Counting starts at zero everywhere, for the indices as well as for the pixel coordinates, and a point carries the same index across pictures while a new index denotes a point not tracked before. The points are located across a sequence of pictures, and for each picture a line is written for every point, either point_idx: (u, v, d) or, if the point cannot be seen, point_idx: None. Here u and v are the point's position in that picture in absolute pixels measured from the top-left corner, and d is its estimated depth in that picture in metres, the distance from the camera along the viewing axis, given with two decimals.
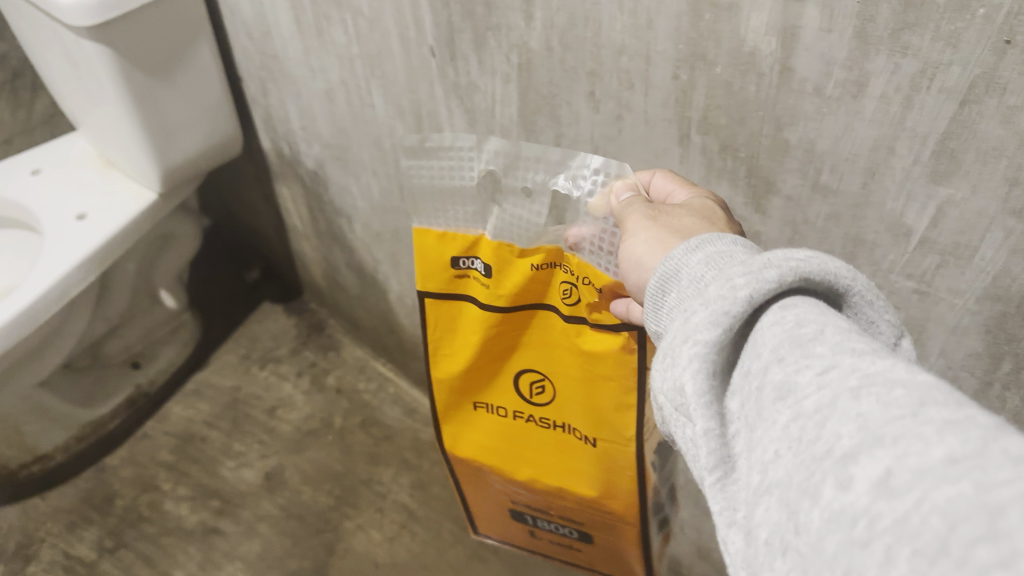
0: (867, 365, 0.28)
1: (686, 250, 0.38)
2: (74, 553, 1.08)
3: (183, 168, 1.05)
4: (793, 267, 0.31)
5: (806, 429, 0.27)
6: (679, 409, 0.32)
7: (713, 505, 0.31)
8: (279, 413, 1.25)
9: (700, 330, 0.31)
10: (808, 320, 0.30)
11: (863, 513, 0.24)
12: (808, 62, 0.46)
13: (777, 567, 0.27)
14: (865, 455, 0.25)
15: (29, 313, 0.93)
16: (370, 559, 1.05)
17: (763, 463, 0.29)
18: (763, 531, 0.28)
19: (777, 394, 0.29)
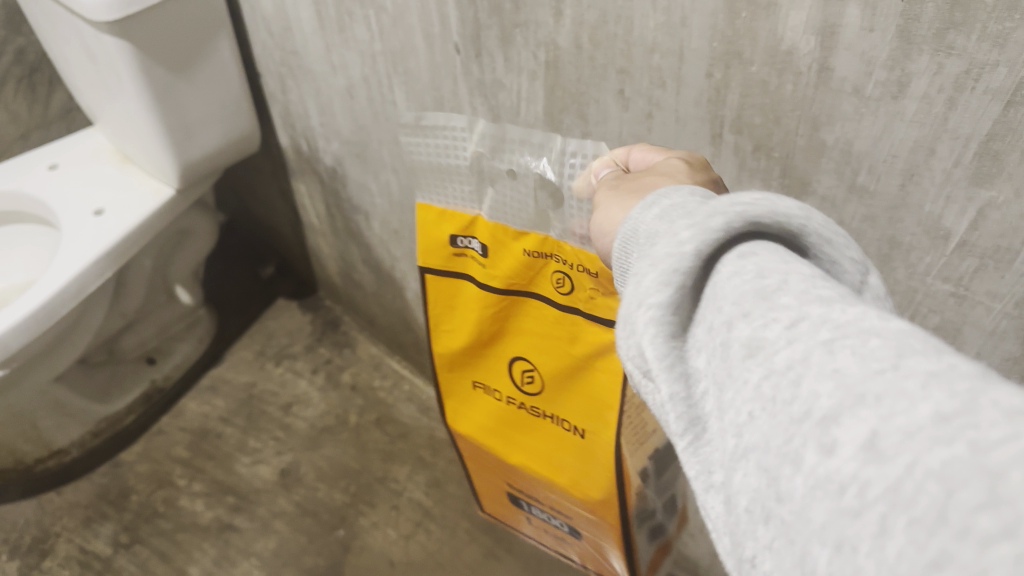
0: (839, 314, 0.23)
1: (642, 207, 0.32)
2: (89, 548, 1.08)
3: (201, 164, 1.05)
4: (742, 211, 0.26)
5: (779, 388, 0.23)
6: (643, 376, 0.28)
7: (689, 470, 0.26)
8: (295, 409, 1.24)
9: (650, 292, 0.26)
10: (771, 269, 0.25)
11: (850, 480, 0.20)
12: (847, 61, 0.44)
13: (759, 535, 0.23)
14: (847, 416, 0.20)
15: (46, 308, 0.93)
16: (385, 557, 1.05)
17: (737, 426, 0.24)
18: (743, 498, 0.23)
19: (747, 350, 0.24)
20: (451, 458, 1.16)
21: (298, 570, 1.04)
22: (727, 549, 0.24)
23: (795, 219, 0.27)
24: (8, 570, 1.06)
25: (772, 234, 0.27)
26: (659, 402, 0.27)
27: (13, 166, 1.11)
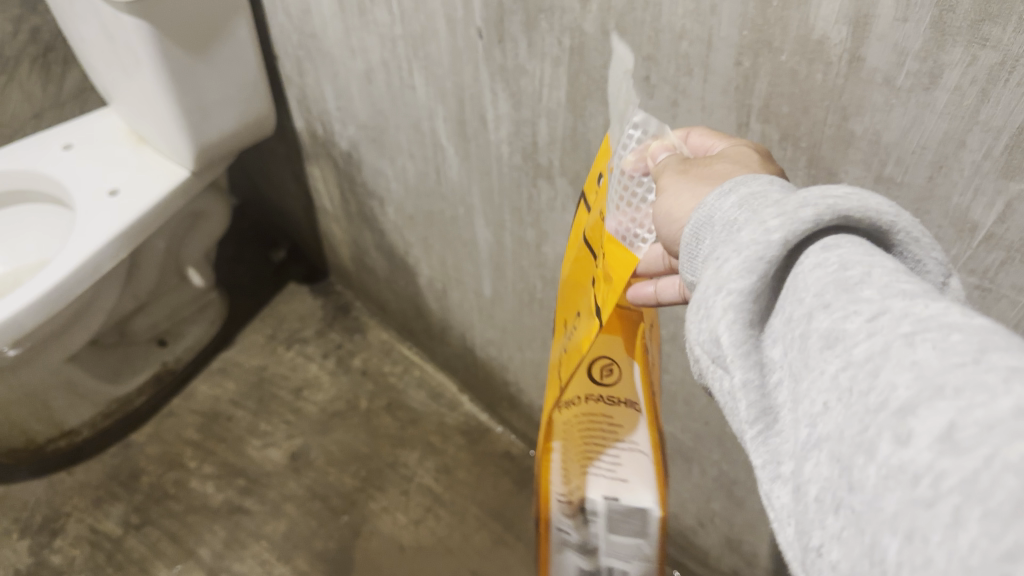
0: (920, 309, 0.23)
1: (718, 194, 0.32)
2: (100, 528, 1.09)
3: (217, 146, 1.05)
4: (831, 204, 0.26)
5: (857, 379, 0.23)
6: (714, 363, 0.27)
7: (755, 459, 0.26)
8: (305, 393, 1.25)
9: (731, 278, 0.26)
10: (854, 262, 0.25)
11: (925, 471, 0.20)
12: (879, 52, 0.44)
13: (827, 526, 0.23)
14: (925, 408, 0.20)
15: (61, 288, 0.93)
16: (395, 541, 1.05)
17: (811, 416, 0.24)
18: (814, 487, 0.23)
19: (824, 342, 0.24)
20: (461, 445, 1.16)
21: (308, 553, 1.05)
22: (790, 538, 0.24)
23: (889, 217, 0.27)
24: (20, 549, 1.07)
25: (860, 231, 0.27)
26: (729, 389, 0.27)
27: (27, 146, 1.11)
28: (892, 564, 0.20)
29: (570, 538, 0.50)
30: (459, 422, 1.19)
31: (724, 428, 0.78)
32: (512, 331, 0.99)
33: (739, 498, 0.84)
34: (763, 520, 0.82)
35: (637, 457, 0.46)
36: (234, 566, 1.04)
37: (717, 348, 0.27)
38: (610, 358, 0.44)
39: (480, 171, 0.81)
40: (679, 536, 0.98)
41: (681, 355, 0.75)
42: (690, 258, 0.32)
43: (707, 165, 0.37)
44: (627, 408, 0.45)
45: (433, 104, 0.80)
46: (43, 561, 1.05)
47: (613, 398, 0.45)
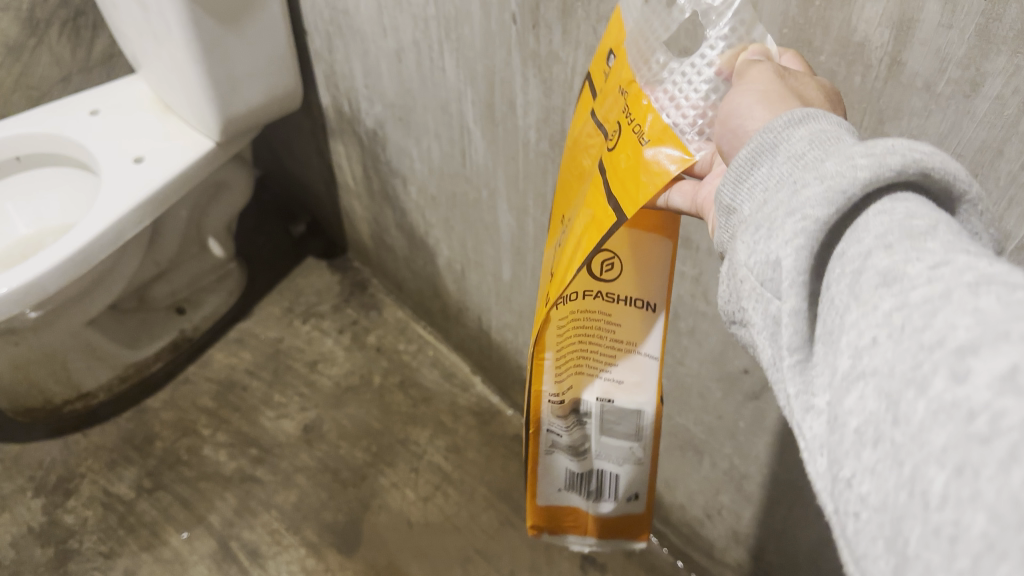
0: (984, 265, 0.23)
1: (787, 122, 0.31)
2: (113, 490, 1.10)
3: (244, 119, 1.05)
4: (919, 158, 0.26)
5: (911, 318, 0.23)
6: (765, 285, 0.28)
7: (789, 388, 0.27)
8: (320, 366, 1.26)
9: (811, 205, 0.26)
10: (921, 213, 0.25)
11: (982, 409, 0.20)
12: (921, 56, 0.44)
13: (863, 458, 0.23)
14: (988, 349, 0.20)
15: (85, 251, 0.94)
16: (404, 517, 1.06)
17: (856, 348, 0.24)
18: (854, 419, 0.24)
19: (881, 279, 0.24)
20: (471, 425, 1.17)
21: (317, 525, 1.06)
22: (821, 468, 0.25)
23: (962, 183, 0.27)
24: (34, 507, 1.08)
25: (930, 193, 0.27)
26: (776, 313, 0.27)
27: (54, 110, 1.12)
28: (936, 496, 0.20)
29: (559, 443, 0.48)
30: (470, 403, 1.20)
31: (737, 422, 0.78)
32: (528, 316, 0.99)
33: (748, 492, 0.84)
34: (770, 515, 0.83)
35: (635, 357, 0.43)
36: (244, 534, 1.05)
37: (775, 271, 0.27)
38: (610, 252, 0.40)
39: (506, 155, 0.81)
40: (685, 526, 0.99)
41: (699, 348, 0.75)
42: (741, 182, 0.32)
43: (798, 82, 0.36)
44: (630, 306, 0.41)
45: (462, 86, 0.80)
46: (57, 520, 1.07)
47: (612, 292, 0.41)
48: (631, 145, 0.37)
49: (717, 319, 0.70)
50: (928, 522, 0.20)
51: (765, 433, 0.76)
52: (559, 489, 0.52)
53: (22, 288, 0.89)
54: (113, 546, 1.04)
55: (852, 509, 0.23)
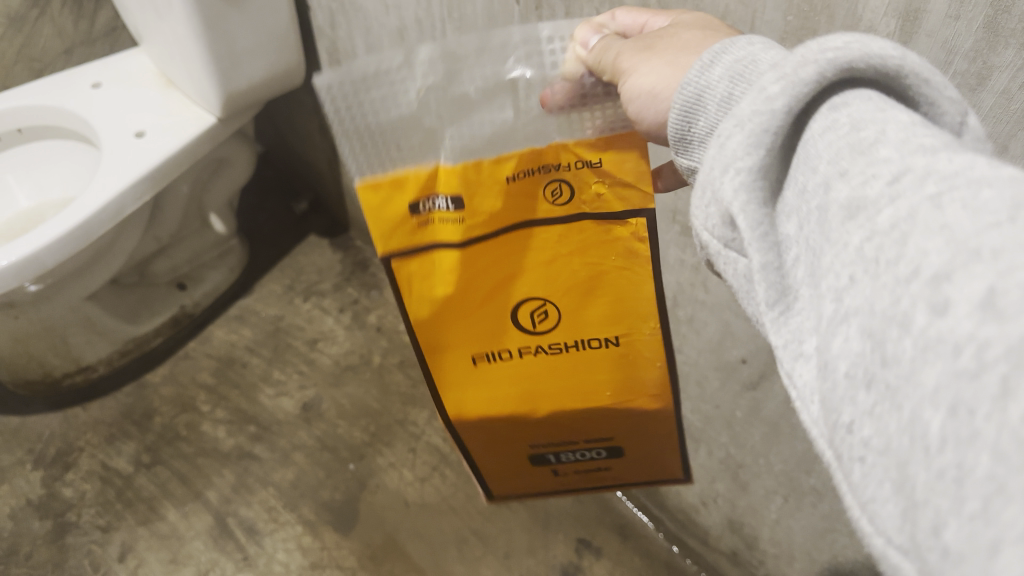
0: (944, 164, 0.23)
1: (703, 67, 0.33)
2: (112, 465, 1.11)
3: (245, 95, 1.04)
4: (832, 59, 0.26)
5: (884, 249, 0.23)
6: (729, 246, 0.30)
7: (775, 340, 0.27)
8: (320, 345, 1.25)
9: (739, 156, 0.27)
10: (867, 120, 0.25)
11: (967, 341, 0.20)
12: (928, 48, 0.42)
13: (859, 402, 0.23)
14: (961, 273, 0.20)
15: (84, 226, 0.94)
16: (401, 497, 1.07)
17: (837, 290, 0.24)
18: (842, 364, 0.24)
19: (847, 212, 0.24)
20: None
21: (314, 503, 1.06)
22: (816, 416, 0.25)
23: (890, 61, 0.26)
24: (33, 479, 1.09)
25: (864, 81, 0.27)
26: (745, 270, 0.29)
27: (55, 81, 1.11)
28: (935, 439, 0.20)
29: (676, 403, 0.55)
30: None
31: (734, 412, 0.78)
32: None
33: (744, 481, 0.84)
34: (767, 505, 0.83)
35: None
36: (241, 510, 1.05)
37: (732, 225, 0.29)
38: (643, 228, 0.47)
39: None
40: (681, 513, 0.99)
41: (697, 336, 0.75)
42: (695, 142, 0.34)
43: (670, 35, 0.42)
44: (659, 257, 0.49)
45: None
46: (55, 493, 1.08)
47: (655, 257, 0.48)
48: (584, 168, 0.44)
49: (717, 307, 0.69)
50: (930, 467, 0.20)
51: (762, 422, 0.75)
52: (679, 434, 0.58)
53: (22, 263, 0.89)
54: (111, 520, 1.05)
55: (855, 455, 0.23)
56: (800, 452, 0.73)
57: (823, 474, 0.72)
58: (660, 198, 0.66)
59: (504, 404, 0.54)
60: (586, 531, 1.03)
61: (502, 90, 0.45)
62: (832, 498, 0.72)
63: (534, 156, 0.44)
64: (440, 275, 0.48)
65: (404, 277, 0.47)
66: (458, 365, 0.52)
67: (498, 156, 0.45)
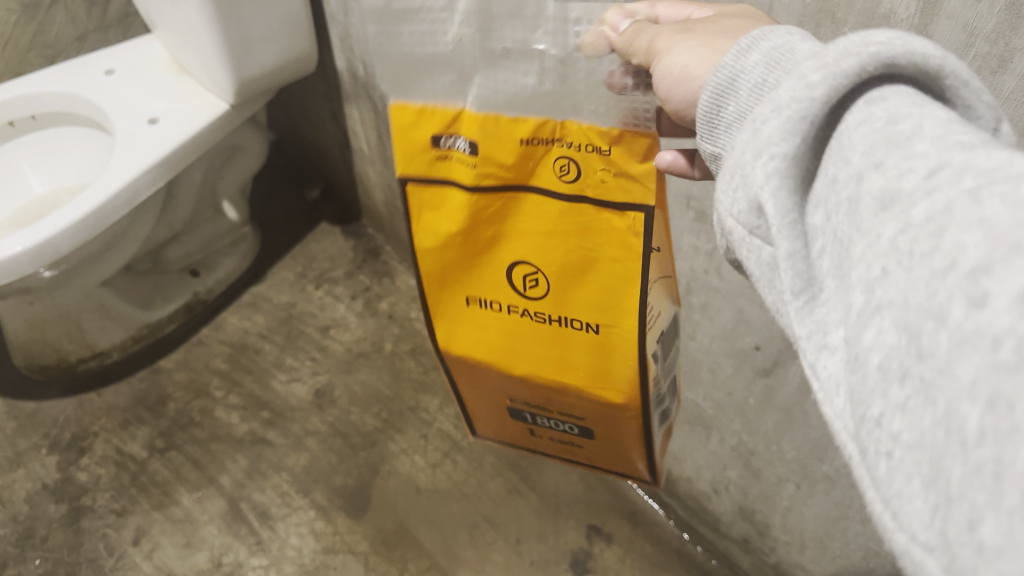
0: (980, 161, 0.23)
1: (738, 53, 0.33)
2: (126, 450, 1.11)
3: (258, 81, 1.05)
4: (874, 52, 0.26)
5: (918, 241, 0.23)
6: (754, 234, 0.30)
7: (799, 331, 0.28)
8: (332, 332, 1.26)
9: (774, 142, 0.28)
10: (904, 115, 0.25)
11: (1007, 334, 0.20)
12: (948, 31, 0.42)
13: (891, 395, 0.23)
14: (1000, 266, 0.21)
15: (98, 214, 0.94)
16: (412, 483, 1.07)
17: (868, 281, 0.25)
18: (875, 356, 0.24)
19: (880, 204, 0.25)
20: None
21: (327, 488, 1.07)
22: (840, 408, 0.25)
23: (933, 60, 0.26)
24: (49, 463, 1.10)
25: (905, 79, 0.27)
26: (769, 258, 0.29)
27: (69, 68, 1.12)
28: (973, 433, 0.20)
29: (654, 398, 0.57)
30: None
31: (747, 399, 0.78)
32: None
33: (756, 468, 0.84)
34: (779, 492, 0.83)
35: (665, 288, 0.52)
36: (254, 495, 1.06)
37: (761, 213, 0.29)
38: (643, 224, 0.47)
39: None
40: (692, 500, 0.99)
41: (711, 324, 0.75)
42: (722, 128, 0.34)
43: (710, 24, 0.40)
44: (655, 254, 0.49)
45: None
46: (70, 477, 1.09)
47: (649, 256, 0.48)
48: (592, 154, 0.44)
49: (731, 293, 0.69)
50: (968, 460, 0.20)
51: (775, 409, 0.75)
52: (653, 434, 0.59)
53: (37, 249, 0.90)
54: (125, 504, 1.06)
55: (883, 450, 0.23)
56: (813, 439, 0.73)
57: (836, 460, 0.71)
58: (675, 183, 0.66)
59: (483, 348, 0.57)
60: (596, 518, 1.03)
61: (532, 55, 0.43)
62: (846, 485, 0.72)
63: (548, 128, 0.45)
64: (448, 210, 0.50)
65: (417, 202, 0.51)
66: (452, 300, 0.55)
67: (517, 116, 0.45)
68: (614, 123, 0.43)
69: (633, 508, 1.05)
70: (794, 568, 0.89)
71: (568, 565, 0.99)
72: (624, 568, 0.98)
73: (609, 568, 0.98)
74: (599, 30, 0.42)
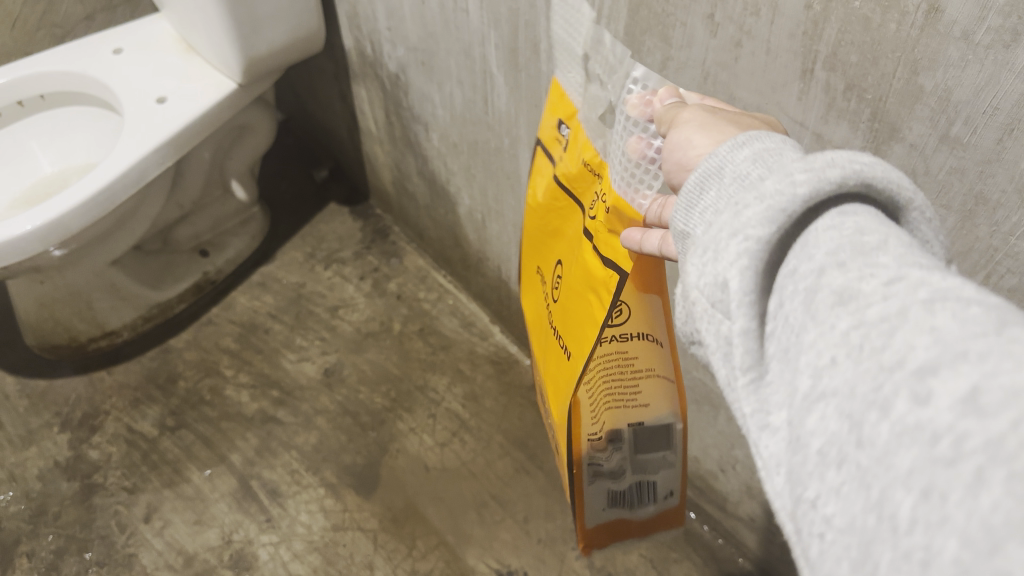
0: (937, 281, 0.23)
1: (732, 145, 0.31)
2: (137, 428, 1.12)
3: (266, 60, 1.04)
4: (858, 169, 0.26)
5: (869, 337, 0.23)
6: (716, 306, 0.28)
7: (744, 409, 0.27)
8: (341, 312, 1.26)
9: (752, 225, 0.27)
10: (872, 229, 0.25)
11: (946, 431, 0.20)
12: (961, 4, 0.40)
13: (827, 479, 0.23)
14: (947, 369, 0.20)
15: (107, 192, 0.95)
16: (421, 462, 1.08)
17: (815, 368, 0.24)
18: (816, 441, 0.24)
19: (836, 298, 0.24)
20: (490, 374, 1.17)
21: (336, 466, 1.08)
22: (780, 487, 0.25)
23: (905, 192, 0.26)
24: (60, 441, 1.11)
25: (876, 202, 0.27)
26: (728, 334, 0.28)
27: (77, 47, 1.12)
28: (904, 520, 0.20)
29: (599, 457, 0.57)
30: (488, 352, 1.20)
31: None
32: None
33: None
34: None
35: (656, 380, 0.50)
36: (264, 473, 1.07)
37: (726, 292, 0.27)
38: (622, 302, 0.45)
39: (529, 103, 0.80)
40: (699, 480, 0.99)
41: None
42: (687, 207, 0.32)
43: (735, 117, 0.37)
44: (635, 340, 0.47)
45: (485, 29, 0.78)
46: (82, 455, 1.10)
47: (625, 336, 0.47)
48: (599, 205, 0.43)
49: None
50: (897, 546, 0.21)
51: None
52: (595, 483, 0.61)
53: (46, 228, 0.90)
54: (136, 482, 1.07)
55: (815, 531, 0.23)
56: None
57: None
58: None
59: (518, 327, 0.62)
60: None
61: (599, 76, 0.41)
62: None
63: (590, 160, 0.44)
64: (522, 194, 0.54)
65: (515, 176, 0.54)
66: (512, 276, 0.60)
67: (580, 137, 0.44)
68: (626, 171, 0.39)
69: None
70: None
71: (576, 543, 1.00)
72: (631, 547, 0.99)
73: (615, 548, 0.99)
74: (647, 97, 0.39)
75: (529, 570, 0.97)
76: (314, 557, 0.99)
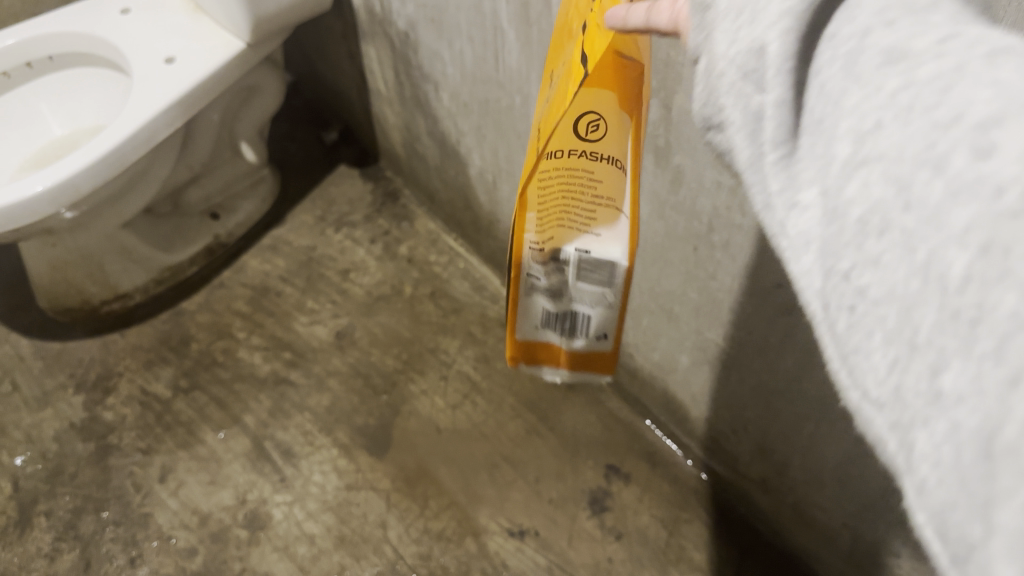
0: (994, 40, 0.21)
1: None
2: (151, 390, 1.13)
3: (274, 19, 1.04)
4: None
5: (920, 97, 0.21)
6: (745, 78, 0.26)
7: (767, 186, 0.26)
8: (352, 276, 1.26)
9: None
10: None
11: (1011, 181, 0.18)
12: None
13: (868, 245, 0.22)
14: (1014, 117, 0.19)
15: (117, 153, 0.94)
16: (433, 423, 1.08)
17: (858, 130, 0.23)
18: (855, 207, 0.22)
19: (884, 57, 0.23)
20: (501, 337, 1.17)
21: (349, 428, 1.08)
22: (812, 257, 0.24)
23: None
24: (75, 403, 1.12)
25: None
26: (755, 107, 0.26)
27: (85, 7, 1.11)
28: (955, 277, 0.19)
29: (537, 286, 0.49)
30: (500, 315, 1.20)
31: (767, 339, 0.77)
32: None
33: (775, 410, 0.83)
34: (798, 432, 0.82)
35: (613, 213, 0.44)
36: (278, 434, 1.08)
37: (763, 58, 0.25)
38: (597, 111, 0.41)
39: (540, 59, 0.80)
40: (710, 441, 0.98)
41: (733, 263, 0.74)
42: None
43: None
44: (604, 161, 0.43)
45: None
46: (97, 417, 1.10)
47: (593, 152, 0.43)
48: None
49: (753, 232, 0.69)
50: (945, 304, 0.19)
51: (796, 349, 0.74)
52: (535, 326, 0.52)
53: (57, 188, 0.90)
54: (151, 443, 1.08)
55: (845, 300, 0.23)
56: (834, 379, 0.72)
57: None
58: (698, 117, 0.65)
59: None
60: (614, 458, 1.05)
61: None
62: None
63: None
64: None
65: None
66: None
67: None
68: None
69: (650, 449, 1.06)
70: (811, 509, 0.88)
71: (587, 503, 1.00)
72: (642, 507, 1.00)
73: (626, 507, 1.00)
74: None
75: (541, 530, 0.98)
76: (328, 517, 1.00)
